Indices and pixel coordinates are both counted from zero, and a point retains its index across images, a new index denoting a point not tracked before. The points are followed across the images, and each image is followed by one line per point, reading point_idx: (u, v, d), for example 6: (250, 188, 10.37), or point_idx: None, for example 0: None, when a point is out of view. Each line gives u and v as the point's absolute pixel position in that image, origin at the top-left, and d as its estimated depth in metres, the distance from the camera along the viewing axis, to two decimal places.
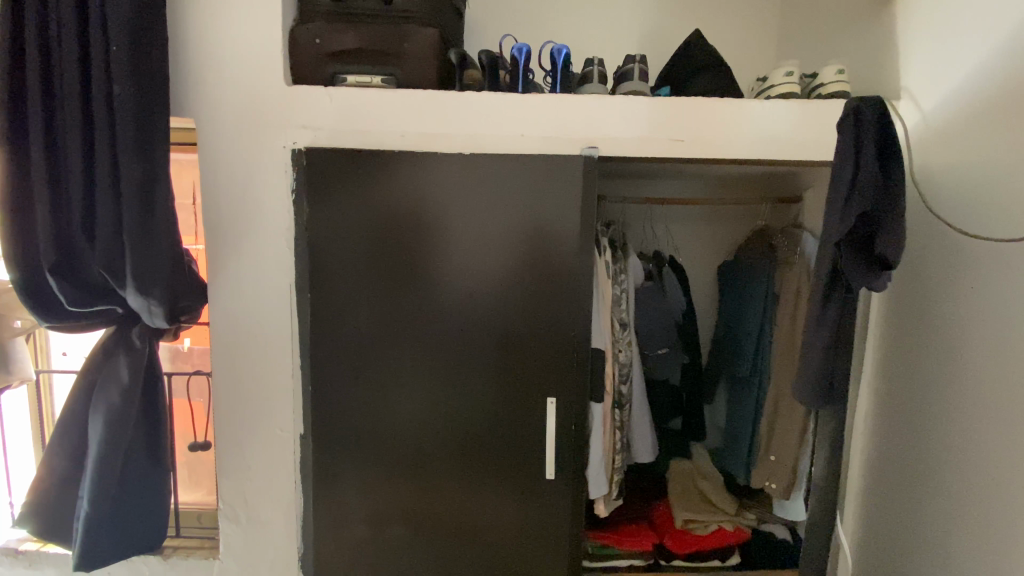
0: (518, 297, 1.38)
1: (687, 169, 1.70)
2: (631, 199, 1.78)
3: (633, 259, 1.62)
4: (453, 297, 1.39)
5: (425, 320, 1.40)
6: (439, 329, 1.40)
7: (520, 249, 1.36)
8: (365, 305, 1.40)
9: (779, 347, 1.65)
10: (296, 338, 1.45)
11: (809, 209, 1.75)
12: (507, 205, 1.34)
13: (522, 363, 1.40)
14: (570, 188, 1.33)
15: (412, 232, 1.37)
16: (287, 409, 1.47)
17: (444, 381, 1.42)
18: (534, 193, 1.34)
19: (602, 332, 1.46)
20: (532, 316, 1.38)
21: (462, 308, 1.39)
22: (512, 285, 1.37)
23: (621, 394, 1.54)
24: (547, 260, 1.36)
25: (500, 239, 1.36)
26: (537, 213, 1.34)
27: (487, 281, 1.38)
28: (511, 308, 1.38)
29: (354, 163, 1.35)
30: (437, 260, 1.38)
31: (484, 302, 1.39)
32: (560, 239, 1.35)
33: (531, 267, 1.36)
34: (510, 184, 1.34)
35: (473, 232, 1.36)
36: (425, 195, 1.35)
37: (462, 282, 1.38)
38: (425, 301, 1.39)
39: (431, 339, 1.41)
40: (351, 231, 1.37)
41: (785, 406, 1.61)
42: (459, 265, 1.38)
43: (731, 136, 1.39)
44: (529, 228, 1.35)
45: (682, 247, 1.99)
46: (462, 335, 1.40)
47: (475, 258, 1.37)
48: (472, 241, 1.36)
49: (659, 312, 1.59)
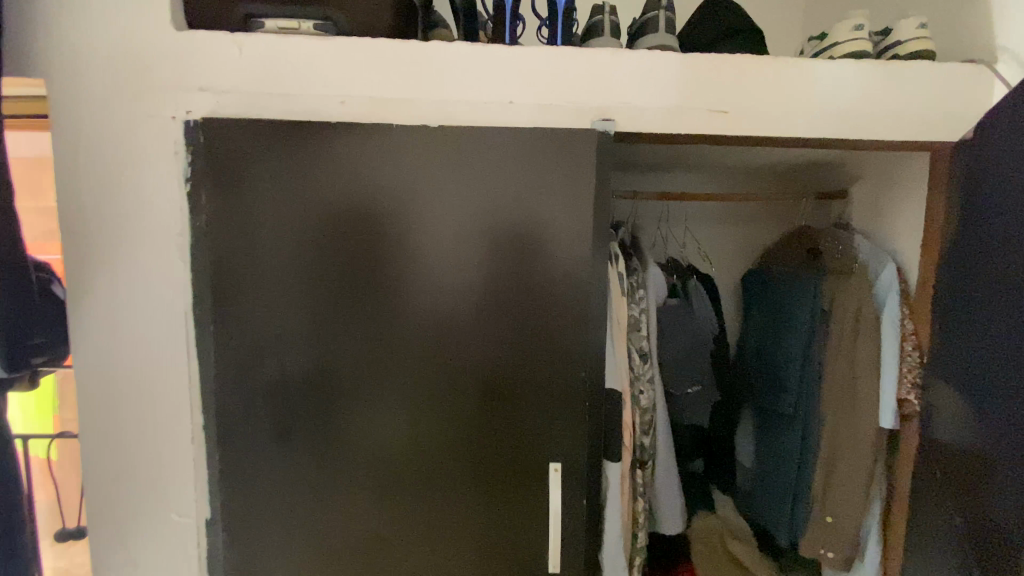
0: (507, 329, 1.00)
1: (718, 155, 1.35)
2: (643, 194, 1.42)
3: (652, 270, 1.26)
4: (419, 332, 1.01)
5: (378, 362, 1.01)
6: (399, 376, 1.02)
7: (509, 262, 0.98)
8: (295, 341, 1.00)
9: (836, 380, 1.32)
10: (196, 389, 1.03)
11: (860, 206, 1.43)
12: (493, 200, 0.97)
13: (516, 419, 1.03)
14: (579, 178, 0.96)
15: (359, 240, 0.98)
16: (187, 487, 1.05)
17: (407, 442, 1.03)
18: (530, 182, 0.96)
19: (618, 370, 1.10)
20: (527, 356, 1.01)
21: (431, 343, 1.01)
22: (500, 311, 1.00)
23: (642, 447, 1.18)
24: (549, 280, 0.99)
25: (483, 250, 0.98)
26: (534, 212, 0.97)
27: (466, 308, 1.00)
28: (500, 345, 1.00)
29: (275, 142, 0.95)
30: (395, 278, 0.99)
31: (461, 334, 1.00)
32: (564, 250, 0.98)
33: (526, 288, 0.99)
34: (496, 172, 0.96)
35: (444, 238, 0.98)
36: (378, 187, 0.97)
37: (430, 308, 1.00)
38: (378, 335, 1.01)
39: (388, 387, 1.02)
40: (272, 236, 0.97)
41: (845, 455, 1.28)
42: (426, 286, 0.99)
43: (789, 109, 1.04)
44: (521, 235, 0.98)
45: (703, 253, 1.64)
46: (430, 382, 1.02)
47: (448, 274, 0.99)
48: (443, 252, 0.98)
49: (689, 339, 1.24)
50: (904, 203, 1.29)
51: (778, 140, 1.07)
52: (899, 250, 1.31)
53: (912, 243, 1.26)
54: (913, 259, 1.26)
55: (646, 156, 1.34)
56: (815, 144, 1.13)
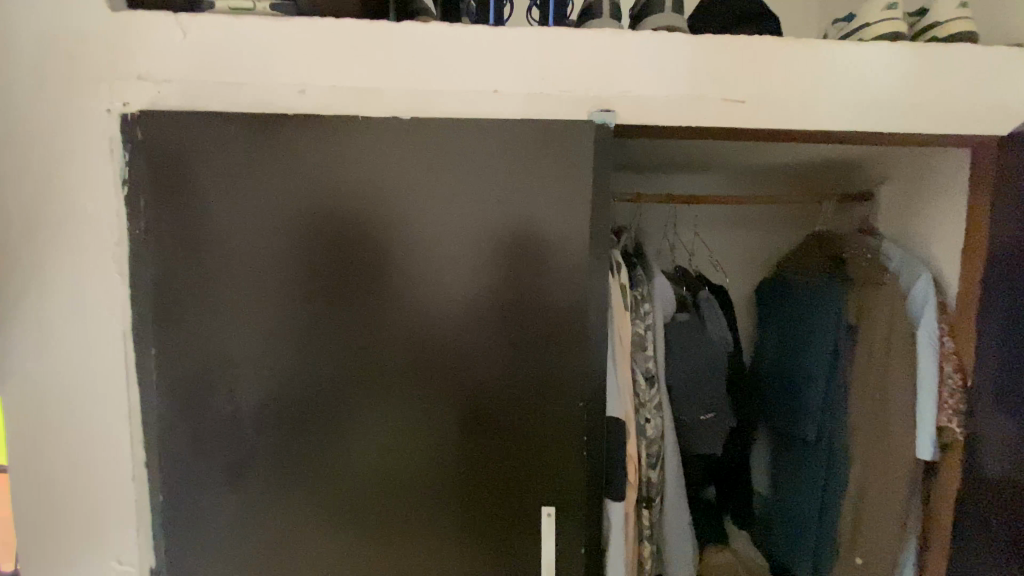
0: (492, 351, 0.87)
1: (732, 153, 1.22)
2: (648, 197, 1.29)
3: (660, 281, 1.12)
4: (391, 355, 0.87)
5: (345, 389, 0.88)
6: (368, 405, 0.88)
7: (496, 275, 0.85)
8: (249, 368, 0.87)
9: (868, 405, 1.19)
10: (138, 420, 0.90)
11: (888, 209, 1.30)
12: (475, 203, 0.84)
13: (502, 456, 0.89)
14: (574, 177, 0.83)
15: (322, 249, 0.85)
16: (128, 532, 0.92)
17: (380, 482, 0.90)
18: (518, 181, 0.83)
19: (620, 396, 0.97)
20: (515, 383, 0.88)
21: (405, 368, 0.88)
22: (485, 331, 0.86)
23: (648, 483, 1.05)
24: (539, 295, 0.85)
25: (463, 261, 0.85)
26: (522, 217, 0.84)
27: (445, 328, 0.87)
28: (484, 370, 0.87)
29: (223, 138, 0.83)
30: (363, 291, 0.86)
31: (441, 357, 0.87)
32: (557, 261, 0.85)
33: (513, 305, 0.86)
34: (478, 170, 0.83)
35: (420, 247, 0.85)
36: (343, 189, 0.84)
37: (404, 328, 0.87)
38: (345, 359, 0.87)
39: (355, 418, 0.89)
40: (221, 245, 0.85)
41: (875, 488, 1.15)
42: (398, 302, 0.86)
43: (816, 98, 0.91)
44: (509, 243, 0.85)
45: (716, 260, 1.51)
46: (403, 411, 0.88)
47: (425, 289, 0.86)
48: (419, 263, 0.85)
49: (701, 358, 1.10)
50: (942, 205, 1.15)
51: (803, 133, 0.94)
52: (935, 257, 1.17)
53: (951, 250, 1.12)
54: (953, 268, 1.12)
55: (651, 154, 1.21)
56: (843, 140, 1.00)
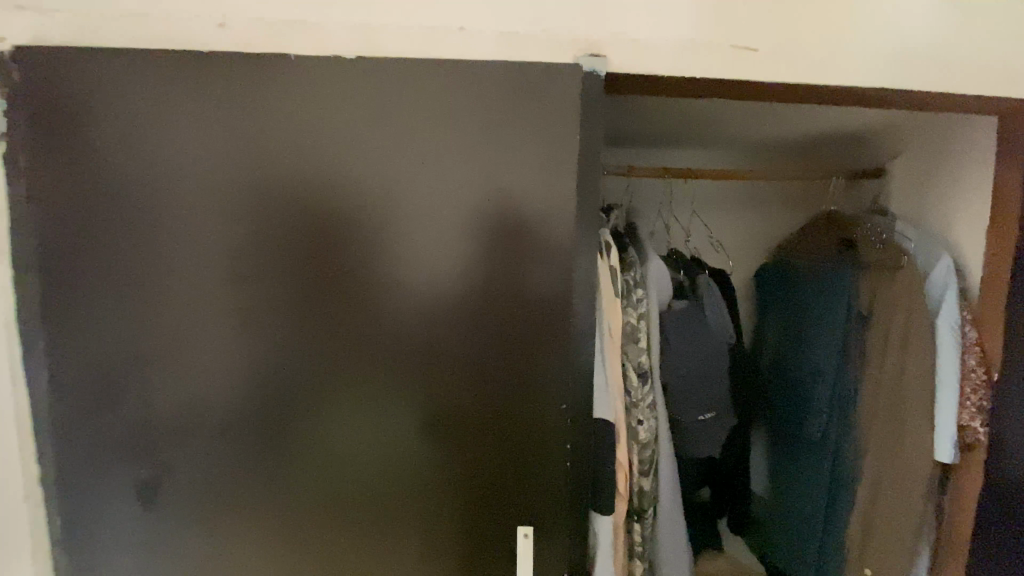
0: (459, 347, 0.72)
1: (735, 120, 1.08)
2: (641, 171, 1.16)
3: (654, 264, 0.99)
4: (336, 351, 0.72)
5: (280, 392, 0.73)
6: (309, 411, 0.73)
7: (462, 255, 0.70)
8: (164, 366, 0.71)
9: (882, 402, 1.08)
10: (29, 427, 0.75)
11: (903, 186, 1.18)
12: (437, 166, 0.68)
13: (470, 471, 0.75)
14: (557, 134, 0.69)
15: (249, 221, 0.69)
16: (23, 559, 0.77)
17: (326, 502, 0.75)
18: (489, 138, 0.68)
19: (608, 397, 0.83)
20: (487, 385, 0.73)
21: (353, 367, 0.72)
22: (450, 321, 0.71)
23: (640, 494, 0.92)
24: (514, 278, 0.71)
25: (423, 237, 0.70)
26: (495, 182, 0.69)
27: (400, 318, 0.71)
28: (448, 370, 0.72)
29: (122, 81, 0.67)
30: (299, 273, 0.70)
31: (396, 354, 0.72)
32: (536, 236, 0.70)
33: (484, 291, 0.71)
34: (439, 123, 0.68)
35: (369, 218, 0.69)
36: (273, 145, 0.68)
37: (351, 318, 0.71)
38: (279, 356, 0.72)
39: (294, 427, 0.73)
40: (125, 215, 0.69)
41: (888, 492, 1.05)
42: (344, 287, 0.71)
43: (839, 49, 0.78)
44: (477, 215, 0.69)
45: (715, 242, 1.38)
46: (352, 419, 0.73)
47: (377, 271, 0.70)
48: (369, 239, 0.70)
49: (700, 351, 0.98)
50: (964, 179, 1.03)
51: (822, 91, 0.81)
52: (955, 238, 1.05)
53: (975, 230, 1.01)
54: (977, 249, 1.00)
55: (647, 118, 1.07)
56: (864, 102, 0.87)
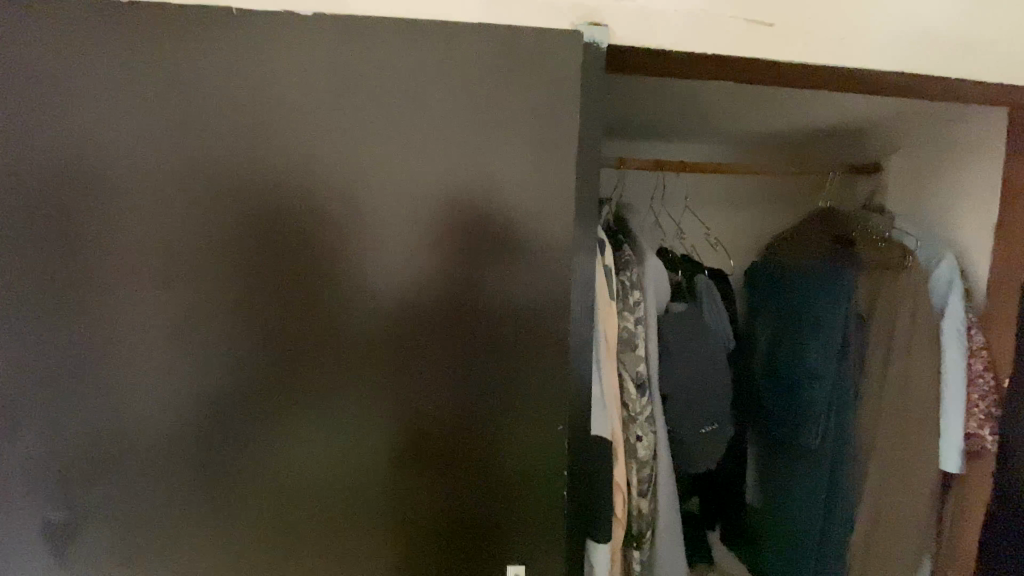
0: (437, 366, 0.60)
1: (735, 107, 1.01)
2: (632, 163, 1.08)
3: (651, 263, 0.91)
4: (286, 373, 0.59)
5: (215, 422, 0.59)
6: (251, 446, 0.60)
7: (439, 247, 0.59)
8: (65, 386, 0.57)
9: (885, 407, 1.03)
10: None
11: (899, 183, 1.14)
12: (411, 145, 0.57)
13: (449, 515, 0.63)
14: (554, 111, 0.58)
15: (178, 210, 0.55)
16: None
17: (270, 548, 0.61)
18: (476, 116, 0.58)
19: (606, 413, 0.75)
20: (470, 410, 0.61)
21: (307, 390, 0.59)
22: (426, 325, 0.59)
23: (638, 517, 0.84)
24: (501, 277, 0.60)
25: (395, 233, 0.58)
26: (483, 169, 0.58)
27: (366, 331, 0.59)
28: (424, 394, 0.60)
29: (1, 25, 0.52)
30: (241, 276, 0.57)
31: (360, 365, 0.59)
32: (529, 230, 0.60)
33: (468, 297, 0.60)
34: (419, 97, 0.57)
35: (330, 211, 0.57)
36: (209, 117, 0.55)
37: (305, 331, 0.58)
38: (216, 377, 0.58)
39: (232, 466, 0.60)
40: (9, 196, 0.53)
41: (890, 502, 1.01)
42: (299, 293, 0.58)
43: (870, 24, 0.69)
44: (458, 201, 0.59)
45: (709, 237, 1.32)
46: (305, 454, 0.60)
47: (336, 265, 0.58)
48: (329, 235, 0.58)
49: (700, 358, 0.91)
50: (970, 176, 0.98)
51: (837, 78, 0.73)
52: (958, 237, 1.01)
53: (981, 229, 0.96)
54: (982, 250, 0.96)
55: (645, 100, 0.98)
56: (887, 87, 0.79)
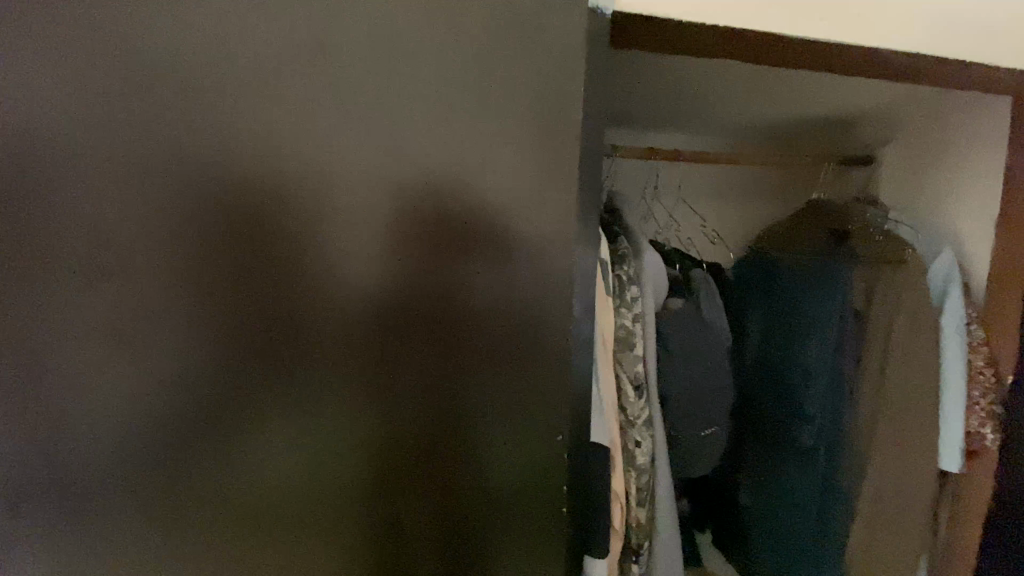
0: (419, 386, 0.50)
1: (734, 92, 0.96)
2: (627, 151, 1.03)
3: (649, 256, 0.85)
4: (216, 409, 0.45)
5: (111, 481, 0.44)
6: (166, 508, 0.45)
7: (419, 220, 0.47)
8: None
9: (888, 410, 0.98)
10: None
11: (894, 176, 1.11)
12: (392, 99, 0.44)
13: (435, 555, 0.53)
14: (567, 74, 0.48)
15: (38, 190, 0.39)
16: None
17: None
18: (463, 75, 0.46)
19: (604, 417, 0.69)
20: (459, 435, 0.52)
21: (249, 429, 0.46)
22: (403, 318, 0.48)
23: (636, 528, 0.79)
24: (495, 260, 0.49)
25: (360, 226, 0.45)
26: (469, 144, 0.47)
27: (325, 351, 0.46)
28: (401, 402, 0.49)
29: None
30: (141, 285, 0.42)
31: (317, 367, 0.46)
32: (536, 212, 0.50)
33: (456, 303, 0.49)
34: (388, 46, 0.44)
35: (269, 196, 0.43)
36: (82, 56, 0.38)
37: (242, 354, 0.45)
38: (109, 422, 0.43)
39: (142, 534, 0.45)
40: None
41: (890, 504, 0.98)
42: (229, 306, 0.44)
43: None
44: (446, 167, 0.47)
45: (696, 229, 1.27)
46: (248, 509, 0.47)
47: (281, 238, 0.44)
48: (269, 228, 0.44)
49: (697, 356, 0.86)
50: (968, 170, 0.96)
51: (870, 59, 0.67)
52: (958, 231, 0.98)
53: (981, 224, 0.94)
54: (982, 245, 0.94)
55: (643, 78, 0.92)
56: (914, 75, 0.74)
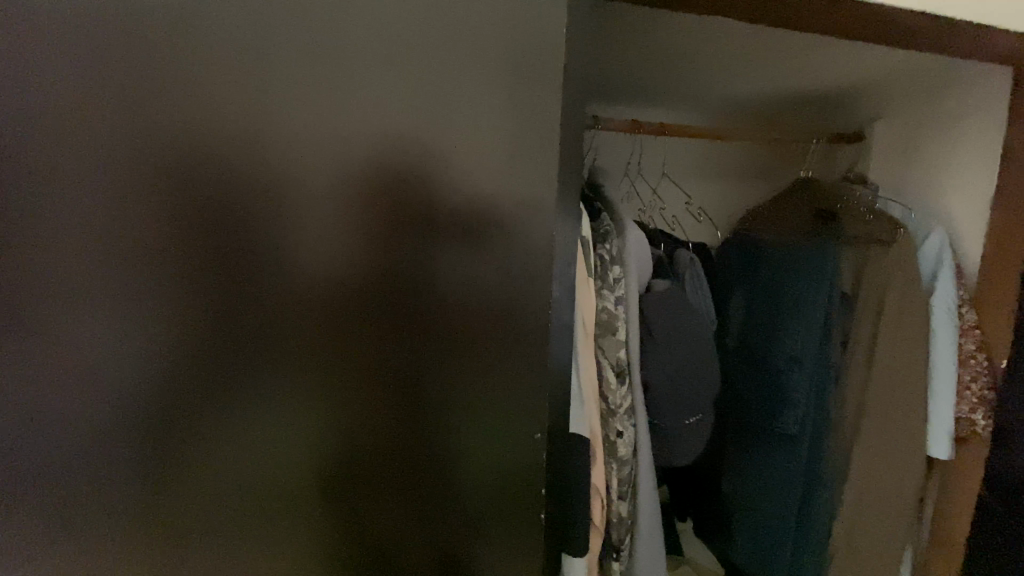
0: (378, 376, 0.44)
1: (727, 61, 0.90)
2: (610, 124, 0.97)
3: (634, 235, 0.79)
4: (146, 388, 0.40)
5: (26, 466, 0.39)
6: (90, 501, 0.41)
7: (367, 180, 0.40)
8: None
9: (883, 397, 0.94)
10: None
11: (887, 153, 1.07)
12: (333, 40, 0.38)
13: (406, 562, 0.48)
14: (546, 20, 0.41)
15: None
16: None
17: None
18: (418, 15, 0.39)
19: (585, 408, 0.64)
20: (425, 431, 0.46)
21: (187, 420, 0.41)
22: (353, 291, 0.42)
23: (617, 522, 0.74)
24: (460, 226, 0.42)
25: (300, 188, 0.39)
26: (426, 89, 0.40)
27: (269, 336, 0.41)
28: (353, 388, 0.43)
29: None
30: (52, 249, 0.37)
31: (258, 344, 0.41)
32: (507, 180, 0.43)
33: (413, 278, 0.42)
34: None
35: (191, 148, 0.38)
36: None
37: (170, 332, 0.40)
38: (20, 401, 0.38)
39: (65, 526, 0.41)
40: None
41: (877, 490, 0.96)
42: (157, 277, 0.39)
43: None
44: (399, 122, 0.40)
45: (681, 208, 1.22)
46: (187, 508, 0.43)
47: (212, 199, 0.38)
48: (198, 189, 0.38)
49: (681, 341, 0.82)
50: (964, 147, 0.91)
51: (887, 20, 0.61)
52: (951, 211, 0.94)
53: (978, 204, 0.90)
54: (976, 225, 0.90)
55: (634, 38, 0.84)
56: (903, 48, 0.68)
